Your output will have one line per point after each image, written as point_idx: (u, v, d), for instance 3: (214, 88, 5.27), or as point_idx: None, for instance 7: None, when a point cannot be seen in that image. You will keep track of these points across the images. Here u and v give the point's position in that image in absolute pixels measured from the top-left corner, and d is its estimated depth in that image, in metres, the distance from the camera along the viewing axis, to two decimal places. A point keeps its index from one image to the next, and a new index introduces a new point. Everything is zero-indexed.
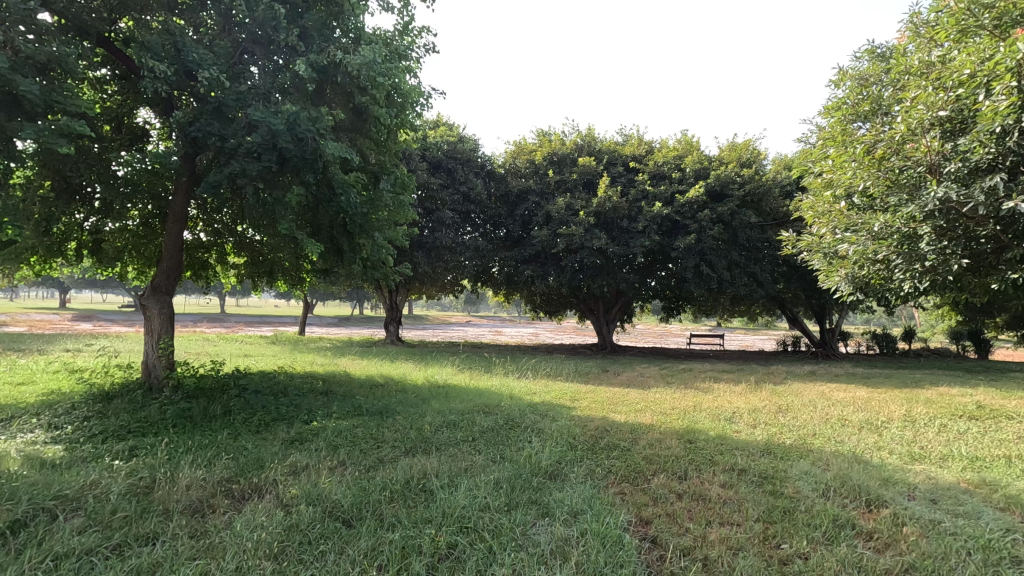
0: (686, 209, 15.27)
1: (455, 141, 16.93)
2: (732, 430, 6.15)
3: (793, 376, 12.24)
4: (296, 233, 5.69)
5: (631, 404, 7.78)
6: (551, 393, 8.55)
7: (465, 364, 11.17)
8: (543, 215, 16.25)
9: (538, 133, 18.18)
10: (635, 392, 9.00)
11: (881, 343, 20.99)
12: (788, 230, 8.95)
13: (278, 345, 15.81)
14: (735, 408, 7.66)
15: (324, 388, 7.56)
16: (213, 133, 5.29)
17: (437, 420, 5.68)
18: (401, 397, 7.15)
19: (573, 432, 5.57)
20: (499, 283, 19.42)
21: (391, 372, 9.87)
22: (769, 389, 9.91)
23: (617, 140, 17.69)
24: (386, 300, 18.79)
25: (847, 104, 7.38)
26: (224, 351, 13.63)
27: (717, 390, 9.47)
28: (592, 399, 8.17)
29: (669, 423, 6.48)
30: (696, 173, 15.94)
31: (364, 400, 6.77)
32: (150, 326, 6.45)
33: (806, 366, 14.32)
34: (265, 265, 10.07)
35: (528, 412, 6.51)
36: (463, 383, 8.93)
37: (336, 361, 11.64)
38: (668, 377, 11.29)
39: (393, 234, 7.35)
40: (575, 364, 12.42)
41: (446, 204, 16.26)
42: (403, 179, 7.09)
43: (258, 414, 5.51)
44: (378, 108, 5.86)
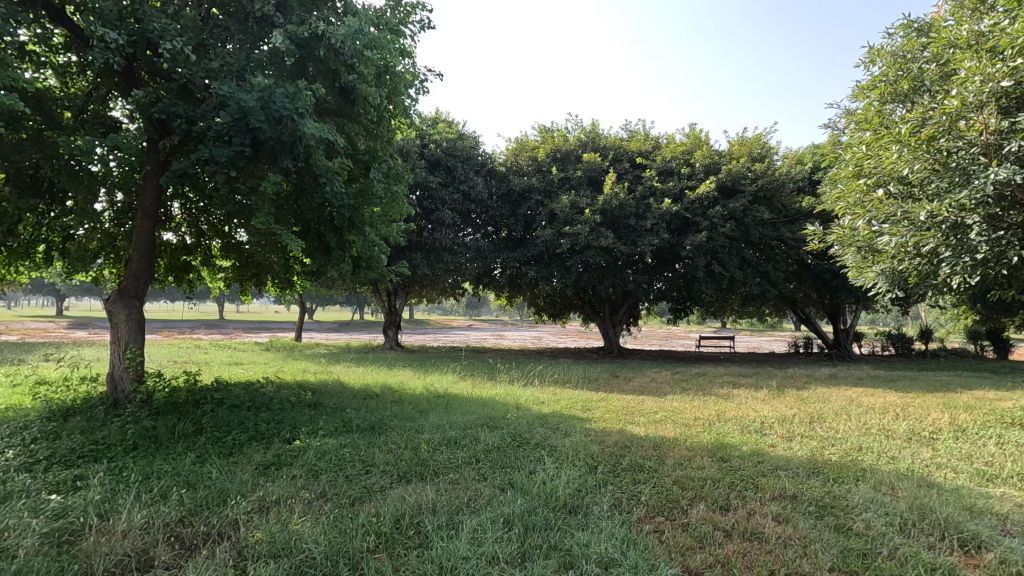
0: (697, 206, 14.61)
1: (454, 139, 16.28)
2: (768, 445, 5.49)
3: (815, 380, 11.55)
4: (275, 228, 5.05)
5: (649, 414, 7.11)
6: (561, 401, 7.90)
7: (467, 371, 10.52)
8: (547, 214, 15.61)
9: (540, 129, 17.53)
10: (651, 400, 8.34)
11: (896, 344, 20.31)
12: (814, 224, 8.29)
13: (272, 352, 15.15)
14: (764, 418, 6.99)
15: (312, 400, 6.92)
16: (178, 114, 4.66)
17: (435, 438, 5.03)
18: (397, 409, 6.52)
19: (589, 449, 4.91)
20: (502, 285, 18.77)
21: (388, 380, 9.22)
22: (793, 394, 9.24)
23: (622, 136, 17.04)
24: (384, 304, 18.09)
25: (882, 84, 6.73)
26: (214, 358, 12.99)
27: (738, 397, 8.81)
28: (606, 409, 7.50)
29: (695, 436, 5.82)
30: (706, 168, 15.27)
31: (356, 413, 6.12)
32: (117, 334, 5.79)
33: (825, 370, 13.64)
34: (253, 269, 9.41)
35: (537, 426, 5.84)
36: (466, 392, 8.27)
37: (331, 369, 10.98)
38: (683, 382, 10.63)
39: (387, 231, 6.72)
40: (583, 370, 11.76)
41: (445, 203, 15.63)
42: (397, 170, 6.45)
43: (234, 434, 4.86)
44: (367, 88, 5.23)
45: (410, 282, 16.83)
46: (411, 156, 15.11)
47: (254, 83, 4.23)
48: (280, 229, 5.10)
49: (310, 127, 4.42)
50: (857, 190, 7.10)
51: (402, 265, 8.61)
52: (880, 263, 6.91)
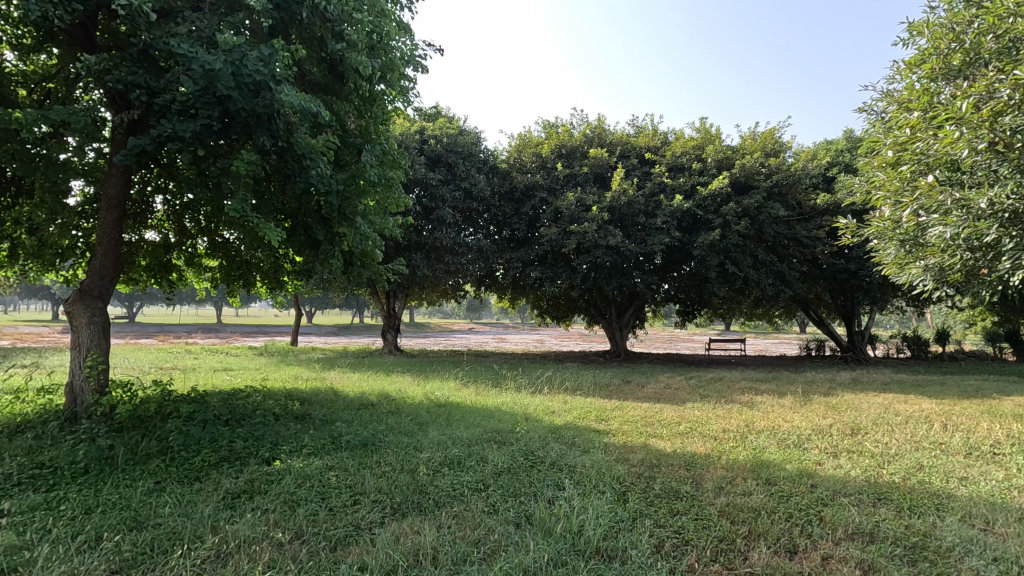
0: (709, 202, 13.96)
1: (456, 134, 15.64)
2: (814, 462, 4.84)
3: (839, 386, 10.88)
4: (253, 216, 4.42)
5: (671, 426, 6.45)
6: (573, 411, 7.24)
7: (469, 378, 9.86)
8: (552, 212, 14.97)
9: (545, 124, 16.88)
10: (670, 409, 7.70)
11: (913, 347, 19.61)
12: (846, 217, 7.65)
13: (265, 357, 14.48)
14: (801, 430, 6.32)
15: (301, 411, 6.28)
16: (138, 83, 4.03)
17: (435, 457, 4.39)
18: (391, 421, 5.89)
19: (613, 470, 4.26)
20: (505, 286, 18.12)
21: (385, 388, 8.56)
22: (822, 402, 8.59)
23: (629, 131, 16.40)
24: (382, 307, 17.43)
25: (932, 59, 6.06)
26: (202, 364, 12.34)
27: (764, 405, 8.14)
28: (623, 419, 6.83)
29: (730, 452, 5.15)
30: (719, 164, 14.65)
31: (347, 427, 5.46)
32: (77, 339, 5.14)
33: (846, 374, 12.99)
34: (243, 269, 8.72)
35: (551, 441, 5.19)
36: (469, 401, 7.62)
37: (324, 375, 10.33)
38: (701, 389, 9.96)
39: (382, 223, 6.06)
40: (593, 375, 11.10)
41: (445, 201, 14.99)
42: (393, 155, 5.81)
43: (202, 454, 4.22)
44: (357, 57, 4.59)
45: (410, 284, 16.18)
46: (410, 152, 14.48)
47: (221, 42, 3.58)
48: (257, 218, 4.47)
49: (289, 96, 3.78)
50: (899, 177, 6.46)
51: (400, 264, 7.98)
52: (927, 257, 6.24)
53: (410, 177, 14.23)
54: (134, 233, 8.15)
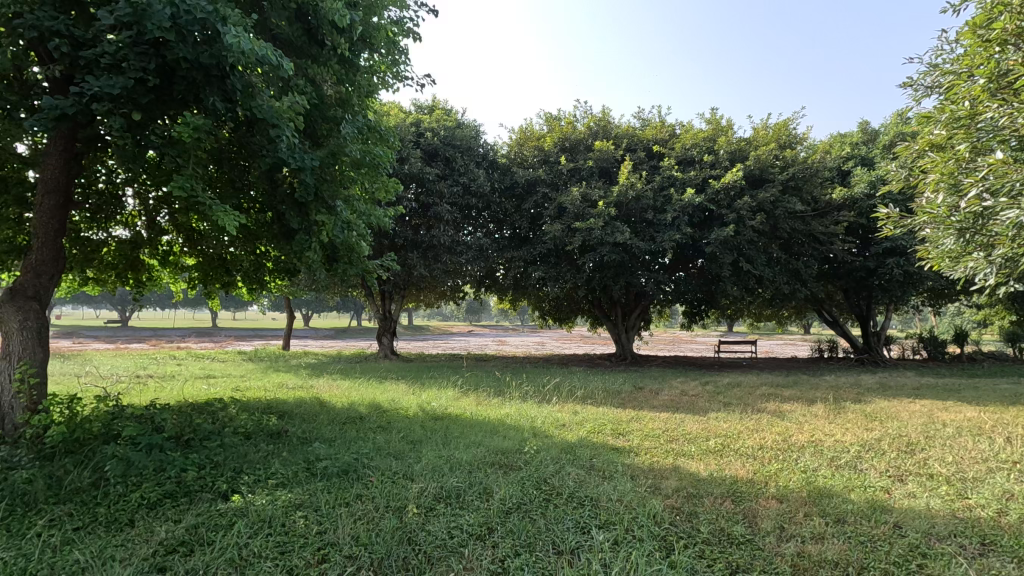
0: (722, 196, 13.17)
1: (454, 126, 14.86)
2: (880, 490, 4.08)
3: (867, 391, 10.10)
4: (207, 199, 3.65)
5: (700, 442, 5.65)
6: (585, 424, 6.45)
7: (468, 386, 9.05)
8: (555, 208, 14.21)
9: (546, 116, 16.12)
10: (692, 420, 6.93)
11: (930, 348, 18.88)
12: (886, 206, 6.93)
13: (253, 362, 13.66)
14: (849, 446, 5.52)
15: (277, 427, 5.51)
16: (58, 32, 3.24)
17: (430, 488, 3.65)
18: (380, 439, 5.15)
19: (648, 506, 3.51)
20: (505, 288, 17.34)
21: (376, 397, 7.76)
22: (856, 410, 7.81)
23: (635, 124, 15.64)
24: (378, 309, 16.64)
25: (1001, 17, 5.29)
26: (183, 371, 11.52)
27: (795, 415, 7.35)
28: (644, 435, 6.02)
29: (777, 475, 4.39)
30: (731, 156, 13.89)
31: (327, 447, 4.68)
32: (7, 349, 4.34)
33: (869, 378, 12.23)
34: (222, 267, 7.92)
35: (566, 464, 4.44)
36: (469, 412, 6.84)
37: (313, 383, 9.54)
38: (720, 396, 9.16)
39: (369, 210, 5.28)
40: (602, 381, 10.31)
41: (443, 197, 14.18)
42: (379, 131, 5.03)
43: (144, 486, 3.45)
44: (333, 5, 3.82)
45: (407, 285, 15.38)
46: (406, 145, 13.72)
47: None
48: (213, 199, 3.67)
49: (240, 38, 2.99)
50: (957, 156, 5.73)
51: (392, 261, 7.19)
52: (991, 248, 5.49)
53: (406, 172, 13.44)
54: (102, 229, 7.37)
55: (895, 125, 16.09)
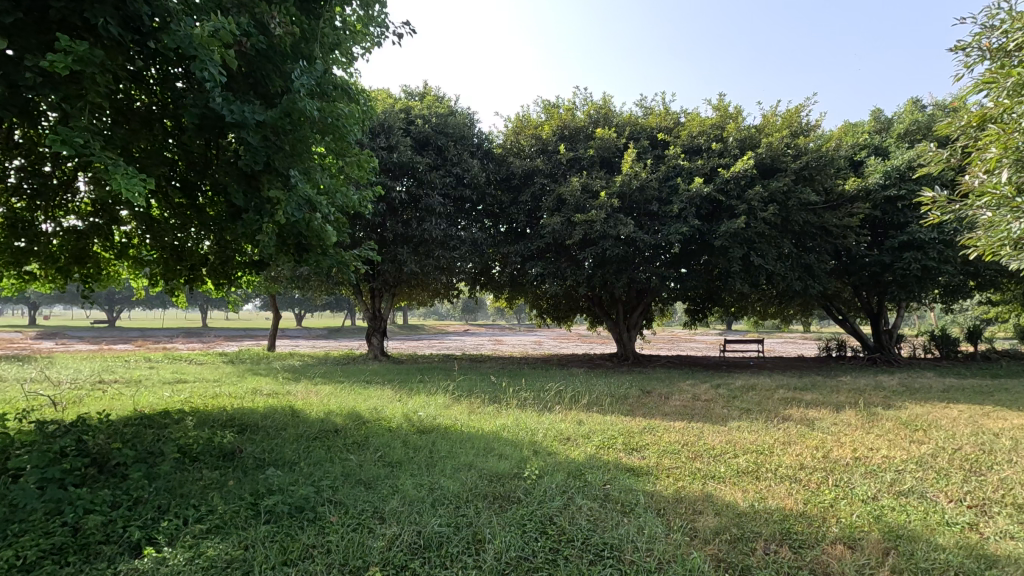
0: (732, 186, 12.37)
1: (446, 114, 14.01)
2: (966, 529, 3.29)
3: (894, 394, 9.32)
4: (107, 158, 2.94)
5: (730, 460, 4.85)
6: (593, 437, 5.62)
7: (460, 391, 8.23)
8: (554, 200, 13.40)
9: (544, 104, 15.28)
10: (713, 432, 6.11)
11: (943, 346, 18.12)
12: (931, 189, 6.14)
13: (232, 365, 12.78)
14: (904, 464, 4.73)
15: (233, 446, 4.66)
16: None
17: (404, 537, 2.85)
18: (355, 460, 4.35)
19: (685, 563, 2.70)
20: (502, 285, 16.49)
21: (356, 405, 6.94)
22: (892, 418, 7.01)
23: (637, 111, 14.83)
24: (367, 308, 15.79)
25: None
26: (153, 375, 10.64)
27: (827, 424, 6.55)
28: (662, 451, 5.21)
29: (834, 508, 3.59)
30: (741, 144, 13.08)
31: (285, 474, 3.84)
32: None
33: (889, 380, 11.47)
34: (184, 264, 7.06)
35: (575, 496, 3.62)
36: (461, 425, 6.00)
37: (289, 388, 8.68)
38: (737, 401, 8.36)
39: (337, 188, 4.49)
40: (606, 385, 9.51)
41: (435, 187, 13.33)
42: (349, 94, 4.21)
43: (22, 540, 2.62)
44: None
45: (397, 282, 14.52)
46: (395, 133, 12.88)
47: None
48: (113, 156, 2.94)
49: None
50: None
51: (373, 252, 6.39)
52: None
53: (395, 161, 12.57)
54: (49, 218, 6.54)
55: (909, 113, 15.33)
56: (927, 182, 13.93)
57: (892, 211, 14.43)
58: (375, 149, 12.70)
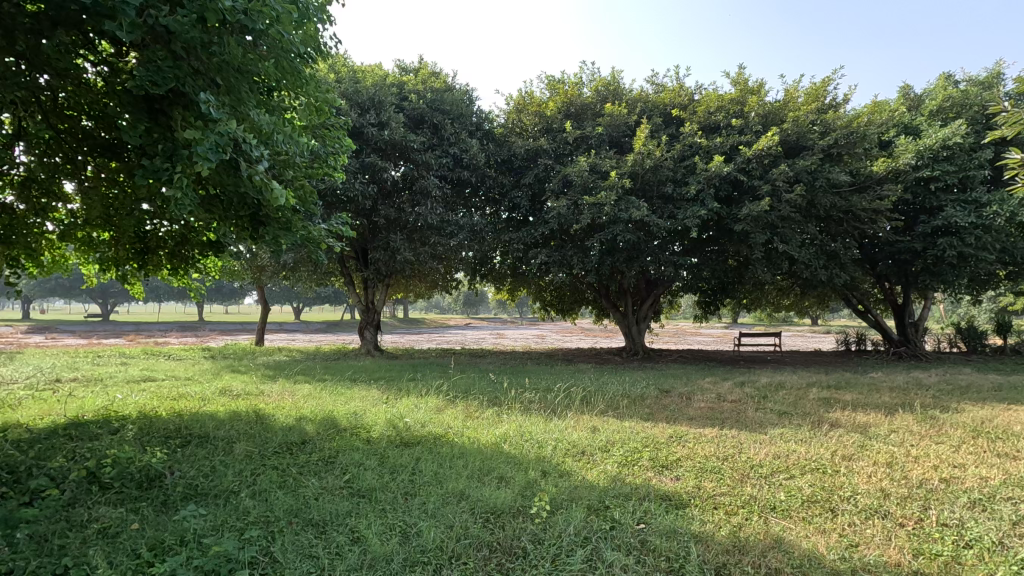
0: (754, 165, 11.34)
1: (443, 89, 12.96)
2: None
3: (943, 393, 8.34)
4: None
5: (788, 483, 3.88)
6: (612, 450, 4.66)
7: (456, 391, 7.27)
8: (560, 181, 12.41)
9: (548, 80, 14.20)
10: (754, 443, 5.14)
11: (972, 341, 17.10)
12: None
13: (213, 362, 11.82)
14: (1009, 488, 3.76)
15: (161, 467, 3.69)
16: None
17: None
18: (314, 488, 3.40)
19: None
20: (503, 276, 15.52)
21: (334, 409, 5.99)
22: (958, 424, 6.02)
23: (649, 87, 13.74)
24: (359, 300, 14.80)
25: None
26: (121, 373, 9.70)
27: (884, 432, 5.58)
28: (699, 469, 4.25)
29: (959, 566, 2.62)
30: (763, 120, 12.03)
31: (210, 515, 2.87)
32: None
33: (928, 376, 10.50)
34: (138, 251, 6.10)
35: (604, 547, 2.66)
36: (454, 434, 5.03)
37: (264, 388, 7.74)
38: (769, 403, 7.37)
39: (283, 134, 3.56)
40: (620, 384, 8.52)
41: (431, 168, 12.31)
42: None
43: None
44: None
45: (391, 272, 13.54)
46: (386, 108, 11.87)
47: None
48: None
49: None
50: None
51: (347, 229, 5.45)
52: None
53: (387, 139, 11.57)
54: None
55: (942, 89, 14.25)
56: (963, 162, 12.90)
57: (923, 194, 13.41)
58: (364, 127, 11.68)
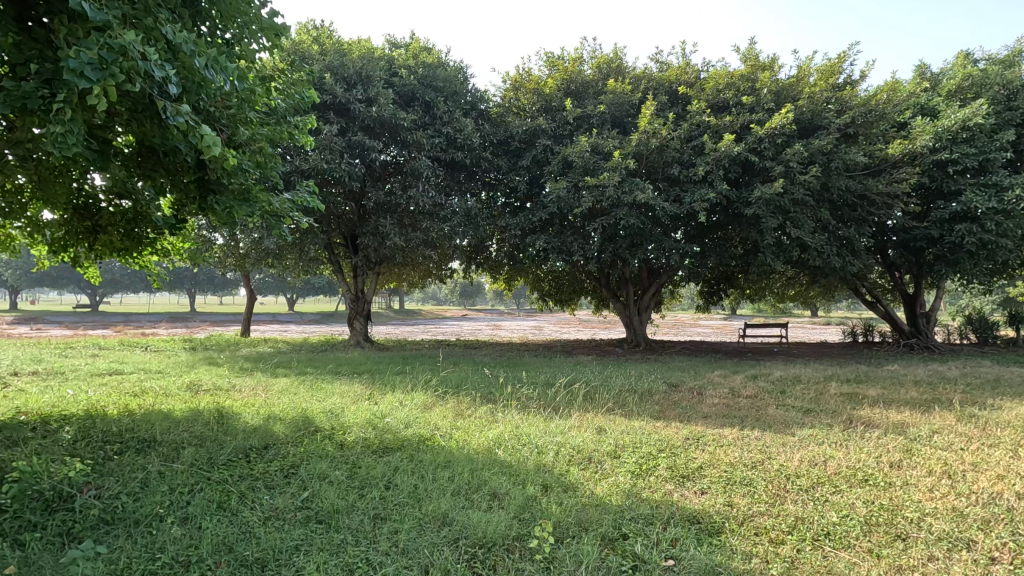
0: (766, 145, 10.67)
1: (435, 64, 12.22)
2: None
3: (973, 388, 7.74)
4: None
5: (838, 501, 3.23)
6: (622, 457, 4.02)
7: (446, 386, 6.63)
8: (559, 163, 11.72)
9: (546, 57, 13.46)
10: (782, 447, 4.51)
11: (983, 332, 16.55)
12: None
13: (191, 353, 11.16)
14: None
15: (81, 482, 3.03)
16: None
17: None
18: (261, 512, 2.77)
19: None
20: (499, 264, 14.85)
21: (308, 407, 5.34)
22: (1003, 423, 5.42)
23: (654, 64, 13.01)
24: (349, 289, 14.10)
25: None
26: (87, 365, 9.01)
27: (926, 433, 4.97)
28: (726, 480, 3.62)
29: None
30: (776, 98, 11.33)
31: (117, 557, 2.23)
32: None
33: (949, 369, 9.91)
34: (88, 236, 5.35)
35: None
36: (440, 438, 4.39)
37: (236, 383, 7.06)
38: (788, 398, 6.76)
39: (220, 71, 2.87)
40: (624, 377, 7.90)
41: (423, 149, 11.57)
42: None
43: None
44: None
45: (381, 259, 12.86)
46: (374, 83, 11.13)
47: None
48: None
49: None
50: None
51: (314, 201, 4.78)
52: None
53: (375, 117, 10.83)
54: None
55: (961, 68, 13.56)
56: (984, 144, 12.24)
57: (941, 178, 12.78)
58: (351, 103, 10.94)
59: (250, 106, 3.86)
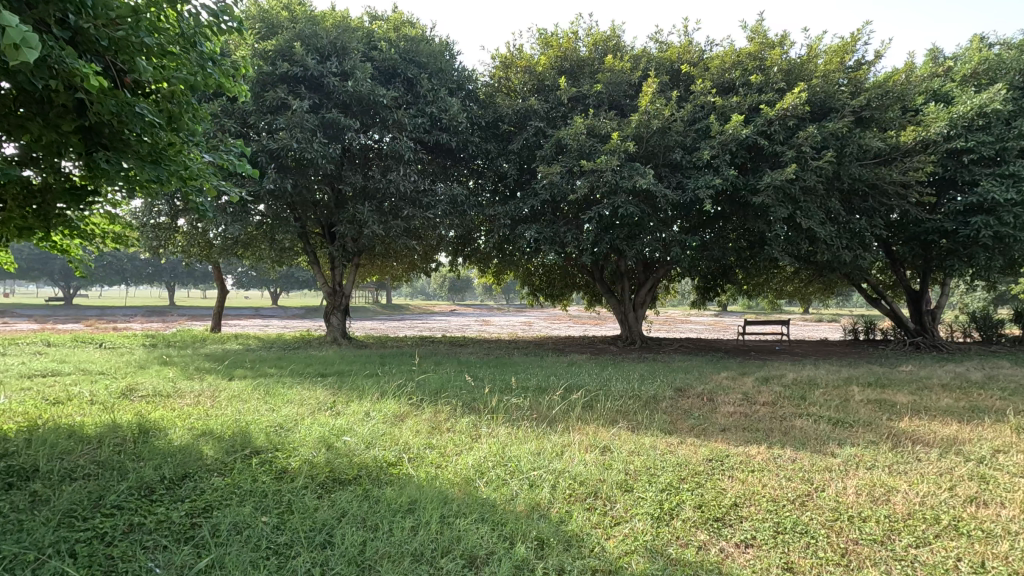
0: (776, 128, 9.89)
1: (419, 39, 11.28)
2: None
3: (1006, 392, 7.06)
4: None
5: (933, 563, 2.42)
6: (637, 490, 3.19)
7: (424, 392, 5.75)
8: (553, 146, 10.85)
9: (538, 34, 12.56)
10: (826, 473, 3.72)
11: (987, 330, 16.00)
12: None
13: (148, 351, 10.15)
14: None
15: None
16: None
17: None
18: None
19: None
20: (487, 256, 13.98)
21: (253, 422, 4.42)
22: None
23: (653, 43, 12.15)
24: (326, 281, 13.12)
25: None
26: (23, 365, 8.01)
27: (987, 452, 4.21)
28: (776, 526, 2.79)
29: None
30: (786, 78, 10.54)
31: None
32: None
33: (970, 371, 9.23)
34: None
35: None
36: (406, 463, 3.52)
37: (181, 388, 6.12)
38: (812, 406, 6.00)
39: None
40: (625, 381, 7.07)
41: (405, 130, 10.65)
42: None
43: None
44: None
45: (359, 249, 11.93)
46: (351, 56, 10.17)
47: None
48: None
49: None
50: None
51: (245, 166, 3.81)
52: None
53: (352, 92, 9.87)
54: None
55: (975, 52, 12.88)
56: (1001, 132, 11.58)
57: (955, 167, 12.09)
58: (325, 77, 9.96)
59: (151, 31, 2.91)
